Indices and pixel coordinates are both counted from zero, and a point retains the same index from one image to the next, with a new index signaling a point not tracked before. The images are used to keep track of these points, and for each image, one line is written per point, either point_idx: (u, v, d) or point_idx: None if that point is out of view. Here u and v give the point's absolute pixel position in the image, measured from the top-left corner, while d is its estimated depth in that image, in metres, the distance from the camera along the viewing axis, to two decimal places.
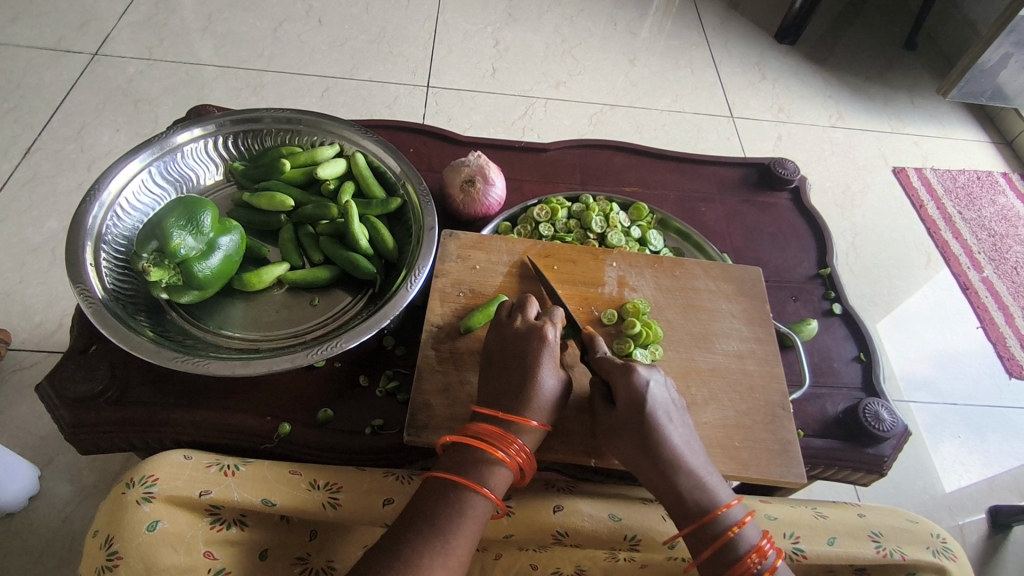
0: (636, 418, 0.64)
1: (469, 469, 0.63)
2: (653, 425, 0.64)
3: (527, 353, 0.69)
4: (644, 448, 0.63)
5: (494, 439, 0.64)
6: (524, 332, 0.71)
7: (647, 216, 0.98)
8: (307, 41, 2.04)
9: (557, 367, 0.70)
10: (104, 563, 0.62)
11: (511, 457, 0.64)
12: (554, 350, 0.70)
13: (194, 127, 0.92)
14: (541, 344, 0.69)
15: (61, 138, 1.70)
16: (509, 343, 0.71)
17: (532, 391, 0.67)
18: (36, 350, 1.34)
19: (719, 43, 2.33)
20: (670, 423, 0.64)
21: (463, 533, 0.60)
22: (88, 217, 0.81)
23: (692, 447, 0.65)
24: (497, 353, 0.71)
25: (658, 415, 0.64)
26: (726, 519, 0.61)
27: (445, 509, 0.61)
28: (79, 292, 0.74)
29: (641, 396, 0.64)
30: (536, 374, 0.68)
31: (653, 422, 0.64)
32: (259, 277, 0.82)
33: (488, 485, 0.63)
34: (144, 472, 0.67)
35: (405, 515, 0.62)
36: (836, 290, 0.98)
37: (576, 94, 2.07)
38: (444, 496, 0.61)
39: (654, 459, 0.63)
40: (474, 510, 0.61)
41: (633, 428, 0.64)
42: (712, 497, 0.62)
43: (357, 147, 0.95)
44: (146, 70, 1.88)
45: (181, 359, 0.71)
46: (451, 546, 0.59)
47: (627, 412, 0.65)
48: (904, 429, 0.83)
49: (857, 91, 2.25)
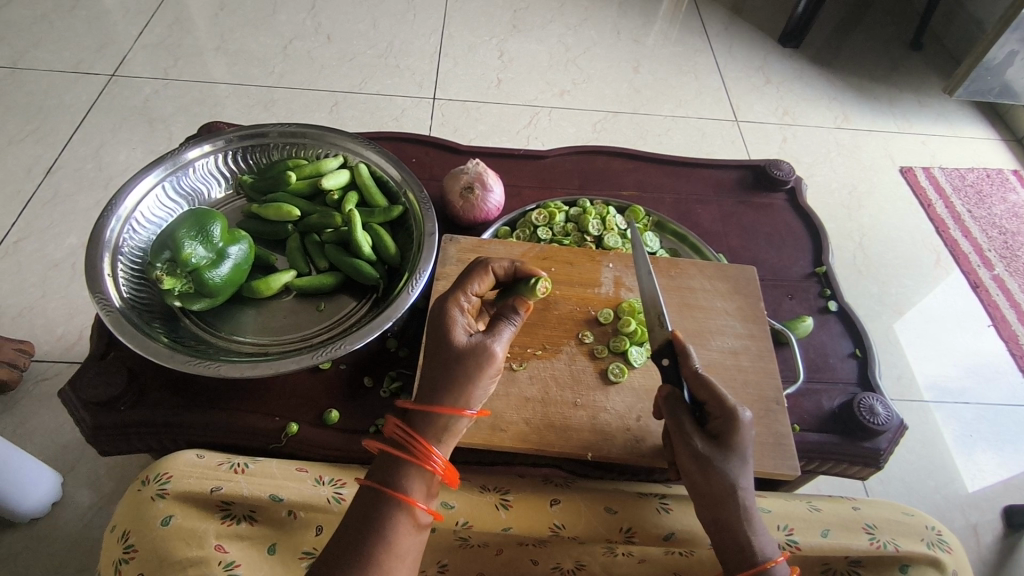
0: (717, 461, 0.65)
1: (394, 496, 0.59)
2: (732, 469, 0.65)
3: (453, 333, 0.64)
4: (716, 490, 0.65)
5: (404, 446, 0.61)
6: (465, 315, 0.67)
7: (644, 219, 1.00)
8: (316, 58, 2.10)
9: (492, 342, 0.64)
10: (121, 556, 0.68)
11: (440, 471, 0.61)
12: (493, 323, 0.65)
13: (205, 143, 0.96)
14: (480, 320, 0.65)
15: (81, 157, 1.76)
16: (437, 325, 0.66)
17: (460, 376, 0.61)
18: (59, 361, 1.39)
19: (722, 49, 2.36)
20: (745, 469, 0.66)
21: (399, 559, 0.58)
22: (106, 230, 0.85)
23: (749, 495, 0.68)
24: (429, 339, 0.66)
25: (738, 461, 0.66)
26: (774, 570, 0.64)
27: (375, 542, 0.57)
28: (97, 301, 0.78)
29: (741, 444, 0.66)
30: (430, 363, 0.64)
31: (733, 468, 0.65)
32: (267, 284, 0.86)
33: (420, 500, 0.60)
34: (159, 470, 0.72)
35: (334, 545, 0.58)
36: (831, 287, 0.99)
37: (580, 102, 2.10)
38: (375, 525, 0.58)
39: (721, 501, 0.65)
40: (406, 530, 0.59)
41: (715, 467, 0.65)
42: (766, 544, 0.65)
43: (361, 158, 0.99)
44: (162, 90, 1.95)
45: (194, 363, 0.75)
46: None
47: (709, 453, 0.66)
48: (899, 422, 0.84)
49: (863, 92, 2.26)
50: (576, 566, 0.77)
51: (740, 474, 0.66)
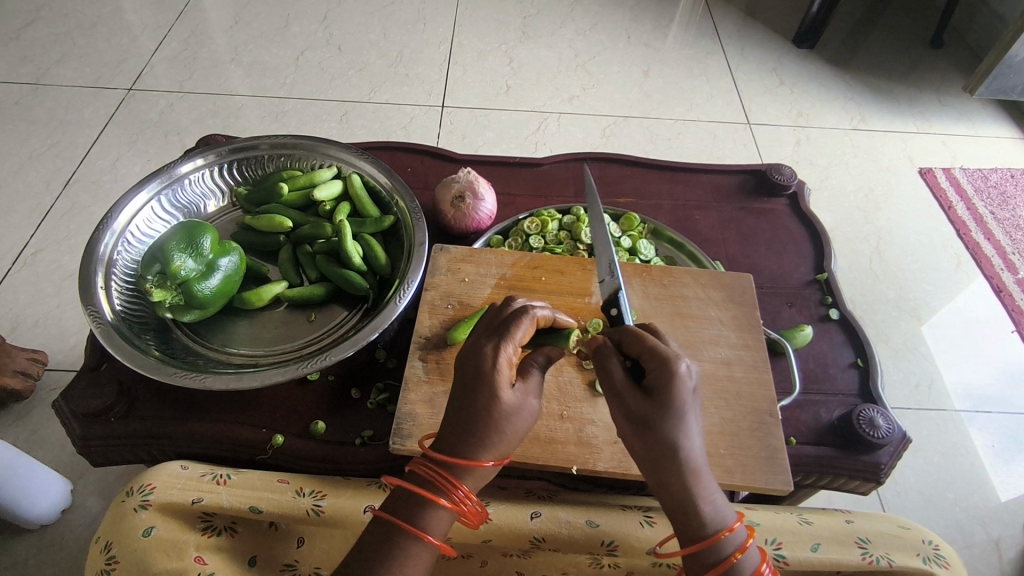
0: (651, 422, 0.57)
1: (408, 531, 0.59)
2: (670, 429, 0.57)
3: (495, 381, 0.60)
4: (653, 453, 0.57)
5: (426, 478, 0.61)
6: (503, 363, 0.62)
7: (638, 226, 0.98)
8: (327, 68, 2.12)
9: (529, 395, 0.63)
10: (103, 567, 0.68)
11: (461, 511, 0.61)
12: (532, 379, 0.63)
13: (198, 157, 0.97)
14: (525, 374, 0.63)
15: (97, 170, 1.80)
16: (475, 370, 0.61)
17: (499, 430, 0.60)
18: (71, 370, 1.42)
19: (735, 51, 2.33)
20: (689, 430, 0.58)
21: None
22: (100, 245, 0.86)
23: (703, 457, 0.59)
24: (468, 386, 0.61)
25: (677, 421, 0.57)
26: (726, 539, 0.58)
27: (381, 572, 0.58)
28: (89, 314, 0.79)
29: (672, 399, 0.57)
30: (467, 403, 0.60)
31: (670, 428, 0.57)
32: (259, 295, 0.87)
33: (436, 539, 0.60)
34: (143, 481, 0.72)
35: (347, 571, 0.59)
36: (833, 295, 0.96)
37: (589, 108, 2.09)
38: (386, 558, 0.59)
39: (661, 465, 0.57)
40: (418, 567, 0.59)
41: (649, 425, 0.57)
42: (717, 511, 0.58)
43: (354, 169, 0.99)
44: (176, 102, 1.99)
45: (181, 375, 0.75)
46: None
47: (642, 414, 0.58)
48: (900, 435, 0.81)
49: (880, 92, 2.21)
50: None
51: (683, 433, 0.57)
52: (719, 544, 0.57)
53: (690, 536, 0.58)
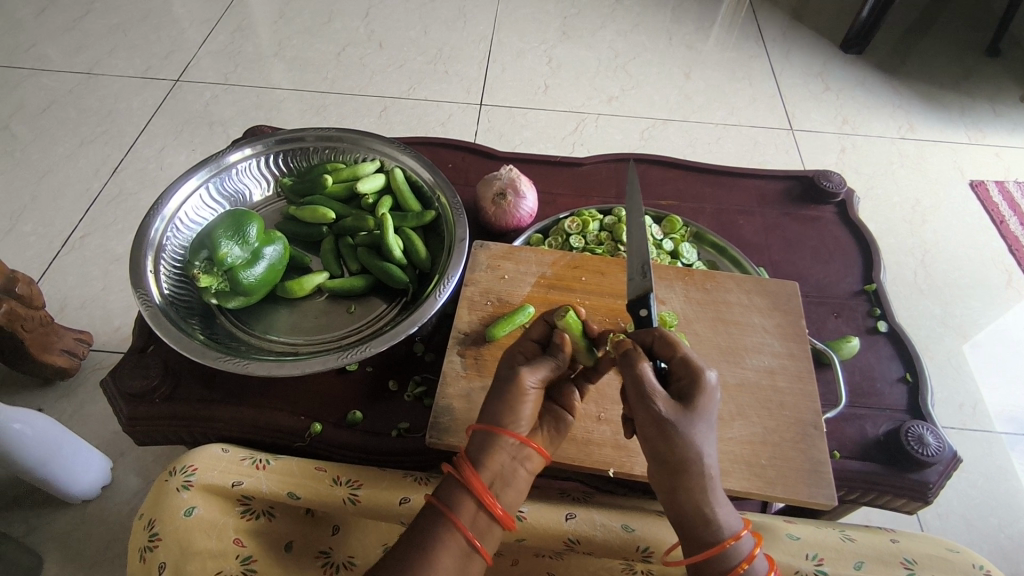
0: (678, 430, 0.57)
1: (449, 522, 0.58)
2: (693, 438, 0.57)
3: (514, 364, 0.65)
4: (674, 460, 0.57)
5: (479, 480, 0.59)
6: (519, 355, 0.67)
7: (681, 229, 0.97)
8: (368, 64, 2.14)
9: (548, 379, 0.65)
10: (146, 543, 0.69)
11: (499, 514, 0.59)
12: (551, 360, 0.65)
13: (246, 146, 0.99)
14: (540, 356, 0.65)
15: (144, 158, 1.85)
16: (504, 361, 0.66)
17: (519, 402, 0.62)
18: (114, 352, 1.46)
19: (780, 55, 2.28)
20: (710, 440, 0.58)
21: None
22: (150, 229, 0.88)
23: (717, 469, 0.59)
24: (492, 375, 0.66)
25: (701, 429, 0.58)
26: (732, 550, 0.58)
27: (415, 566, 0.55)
28: (138, 297, 0.81)
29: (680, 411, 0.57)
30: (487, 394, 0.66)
31: (693, 437, 0.57)
32: (300, 285, 0.88)
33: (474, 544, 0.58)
34: (185, 462, 0.73)
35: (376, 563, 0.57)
36: (881, 307, 0.94)
37: (628, 109, 2.07)
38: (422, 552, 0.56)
39: (680, 471, 0.58)
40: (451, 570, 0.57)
41: (677, 430, 0.57)
42: (729, 520, 0.58)
43: (397, 163, 1.00)
44: (221, 94, 2.03)
45: (225, 360, 0.76)
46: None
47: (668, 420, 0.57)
48: (950, 455, 0.78)
49: (931, 101, 2.14)
50: None
51: (705, 441, 0.58)
52: (727, 555, 0.57)
53: (700, 543, 0.58)
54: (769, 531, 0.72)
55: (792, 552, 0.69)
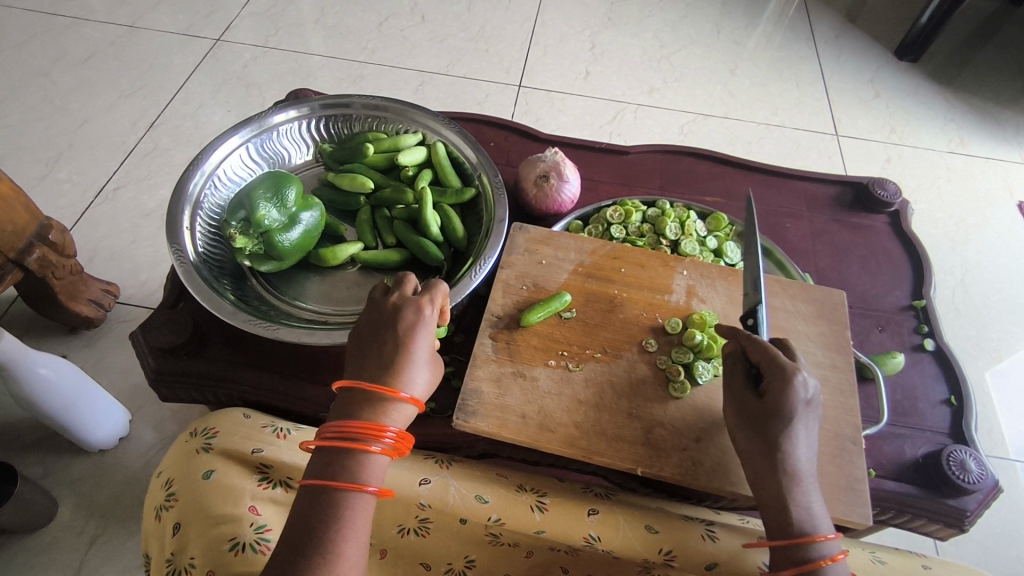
0: (770, 423, 0.62)
1: (345, 463, 0.59)
2: (785, 432, 0.62)
3: (397, 326, 0.66)
4: (767, 450, 0.62)
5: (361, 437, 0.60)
6: (393, 317, 0.67)
7: (726, 227, 0.93)
8: (408, 37, 2.11)
9: (433, 348, 0.67)
10: (164, 502, 0.70)
11: (388, 446, 0.61)
12: (432, 327, 0.67)
13: (291, 108, 0.98)
14: (414, 319, 0.66)
15: (180, 115, 1.85)
16: (380, 318, 0.67)
17: (401, 367, 0.64)
18: (139, 306, 1.46)
19: (830, 57, 2.20)
20: (800, 440, 0.62)
21: (348, 533, 0.57)
22: (190, 184, 0.87)
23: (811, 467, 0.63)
24: (364, 333, 0.68)
25: (792, 426, 0.62)
26: (817, 544, 0.60)
27: (318, 508, 0.57)
28: (173, 251, 0.80)
29: (790, 404, 0.61)
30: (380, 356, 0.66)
31: (785, 432, 0.62)
32: (333, 254, 0.86)
33: (367, 481, 0.59)
34: (207, 425, 0.74)
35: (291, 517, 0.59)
36: (930, 324, 0.90)
37: (669, 102, 2.02)
38: (318, 495, 0.58)
39: (770, 463, 0.62)
40: (354, 512, 0.58)
41: (779, 418, 0.62)
42: (812, 519, 0.61)
43: (440, 137, 0.97)
44: (260, 57, 2.02)
45: (256, 323, 0.75)
46: (336, 554, 0.55)
47: (761, 414, 0.63)
48: (992, 484, 0.75)
49: (985, 116, 2.06)
50: None
51: (796, 440, 0.62)
52: (809, 546, 0.60)
53: (781, 534, 0.61)
54: None
55: None
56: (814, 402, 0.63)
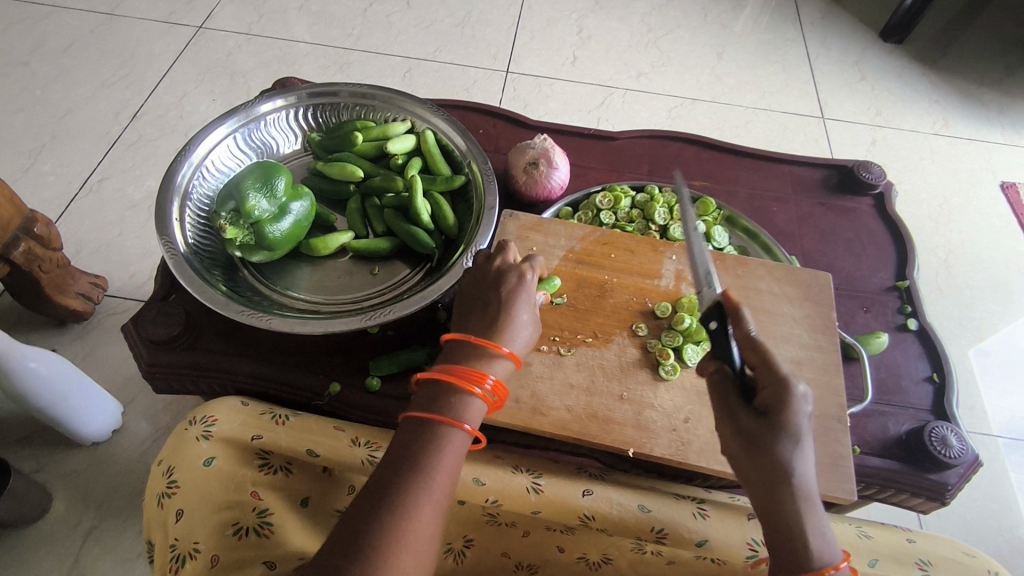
0: (775, 444, 0.55)
1: (448, 399, 0.60)
2: (793, 452, 0.55)
3: (503, 289, 0.68)
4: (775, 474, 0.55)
5: (467, 378, 0.61)
6: (498, 279, 0.69)
7: (714, 212, 0.95)
8: (394, 23, 2.09)
9: (533, 312, 0.69)
10: (164, 490, 0.69)
11: (488, 391, 0.61)
12: (532, 292, 0.69)
13: (278, 97, 0.97)
14: (518, 282, 0.68)
15: (164, 105, 1.83)
16: (485, 282, 0.70)
17: (502, 323, 0.65)
18: (129, 298, 1.46)
19: (816, 40, 2.21)
20: (807, 456, 0.56)
21: (443, 466, 0.57)
22: (177, 175, 0.87)
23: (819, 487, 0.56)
24: (470, 295, 0.70)
25: (800, 443, 0.55)
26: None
27: (418, 437, 0.58)
28: (163, 243, 0.80)
29: (790, 419, 0.55)
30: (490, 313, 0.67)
31: (793, 451, 0.55)
32: (325, 243, 0.86)
33: (466, 420, 0.59)
34: (205, 413, 0.74)
35: (386, 452, 0.59)
36: (913, 304, 0.92)
37: (657, 86, 2.02)
38: (421, 425, 0.58)
39: (779, 485, 0.55)
40: (450, 445, 0.58)
41: (784, 437, 0.55)
42: (825, 548, 0.54)
43: (428, 125, 0.97)
44: (244, 45, 1.99)
45: (248, 314, 0.76)
46: (426, 484, 0.56)
47: (763, 434, 0.56)
48: (973, 458, 0.77)
49: (968, 97, 2.08)
50: (602, 558, 0.76)
51: (800, 460, 0.55)
52: None
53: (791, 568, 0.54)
54: None
55: None
56: (818, 415, 0.56)
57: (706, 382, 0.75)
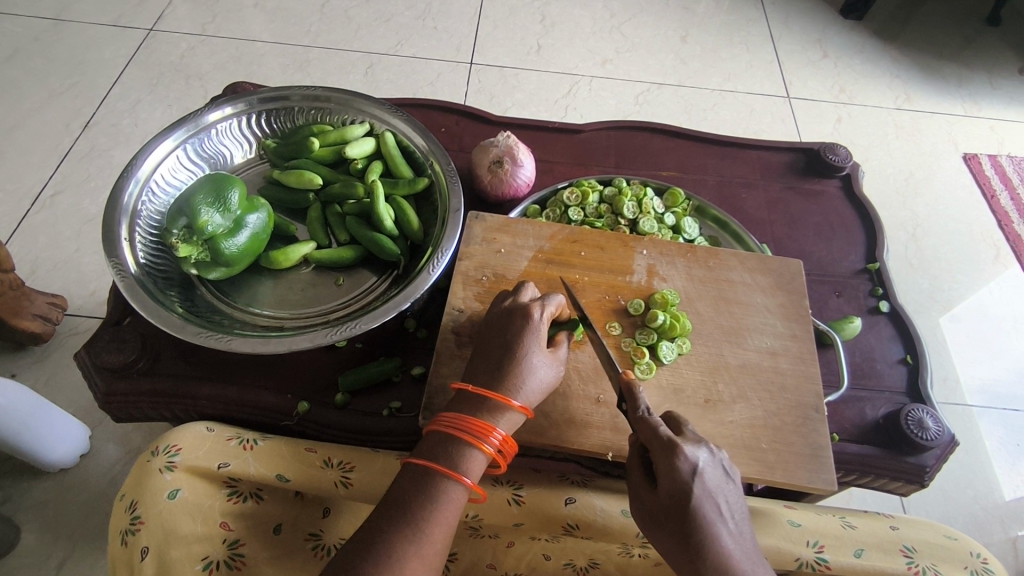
0: (682, 513, 0.57)
1: (449, 451, 0.62)
2: (703, 519, 0.57)
3: (514, 333, 0.67)
4: (687, 541, 0.57)
5: (475, 432, 0.62)
6: (509, 320, 0.69)
7: (683, 203, 0.93)
8: (353, 17, 2.03)
9: (549, 355, 0.68)
10: (127, 527, 0.66)
11: (494, 447, 0.63)
12: (541, 332, 0.68)
13: (227, 105, 0.93)
14: (526, 325, 0.68)
15: (116, 113, 1.76)
16: (496, 324, 0.69)
17: (513, 371, 0.65)
18: (89, 317, 1.40)
19: (779, 20, 2.21)
20: (720, 518, 0.58)
21: (440, 519, 0.59)
22: (124, 194, 0.83)
23: (745, 545, 0.59)
24: (483, 335, 0.70)
25: (706, 508, 0.57)
26: None
27: (419, 487, 0.60)
28: (112, 266, 0.76)
29: (686, 486, 0.57)
30: (502, 358, 0.66)
31: (702, 517, 0.57)
32: (285, 256, 0.83)
33: (467, 474, 0.61)
34: (168, 441, 0.70)
35: (384, 497, 0.62)
36: (884, 286, 0.92)
37: (623, 72, 2.00)
38: (421, 475, 0.61)
39: (696, 555, 0.57)
40: (449, 498, 0.60)
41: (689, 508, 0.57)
42: None
43: (387, 126, 0.94)
44: (197, 46, 1.92)
45: (206, 335, 0.72)
46: (424, 535, 0.58)
47: (669, 504, 0.58)
48: (949, 438, 0.77)
49: (929, 71, 2.09)
50: (590, 564, 0.78)
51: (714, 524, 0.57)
52: None
53: None
54: (770, 517, 0.74)
55: (793, 539, 0.71)
56: (716, 477, 0.59)
57: (683, 379, 0.74)
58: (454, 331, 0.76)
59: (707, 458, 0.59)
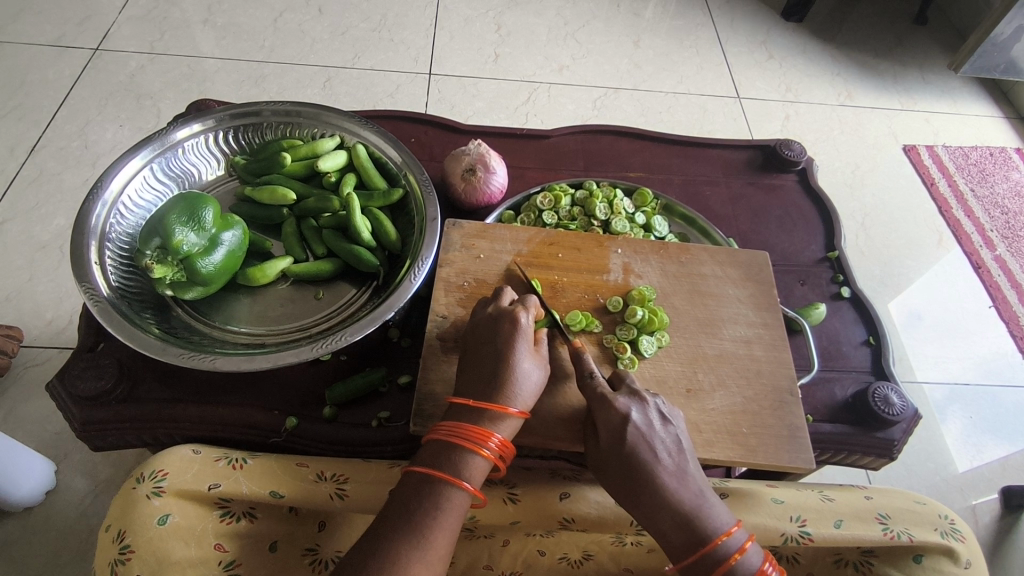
0: (620, 454, 0.65)
1: (451, 458, 0.63)
2: (637, 457, 0.64)
3: (502, 338, 0.69)
4: (629, 481, 0.64)
5: (476, 438, 0.63)
6: (494, 326, 0.70)
7: (652, 202, 0.96)
8: (307, 31, 2.02)
9: (535, 355, 0.70)
10: (117, 557, 0.63)
11: (493, 451, 0.64)
12: (529, 334, 0.70)
13: (194, 122, 0.92)
14: (513, 330, 0.69)
15: (65, 135, 1.70)
16: (483, 330, 0.71)
17: (507, 376, 0.67)
18: (48, 347, 1.34)
19: (725, 23, 2.29)
20: (655, 457, 0.64)
21: (443, 526, 0.60)
22: (92, 216, 0.81)
23: (686, 480, 0.64)
24: (469, 341, 0.72)
25: (643, 449, 0.64)
26: (725, 544, 0.61)
27: (421, 494, 0.61)
28: (84, 290, 0.74)
29: (619, 430, 0.65)
30: (496, 366, 0.67)
31: (637, 457, 0.64)
32: (263, 272, 0.82)
33: (467, 479, 0.62)
34: (153, 467, 0.68)
35: (386, 502, 0.63)
36: (844, 272, 0.97)
37: (579, 78, 2.04)
38: (424, 482, 0.62)
39: (635, 492, 0.64)
40: (452, 505, 0.61)
41: (626, 447, 0.64)
42: (717, 518, 0.62)
43: (358, 139, 0.95)
44: (148, 65, 1.88)
45: (187, 355, 0.71)
46: (429, 541, 0.59)
47: (610, 450, 0.65)
48: (913, 412, 0.82)
49: (866, 68, 2.21)
50: (583, 555, 0.80)
51: (651, 461, 0.64)
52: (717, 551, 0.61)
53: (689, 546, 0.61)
54: (755, 497, 0.76)
55: (777, 516, 0.74)
56: (647, 420, 0.66)
57: (664, 372, 0.77)
58: (440, 338, 0.76)
59: (640, 408, 0.67)
